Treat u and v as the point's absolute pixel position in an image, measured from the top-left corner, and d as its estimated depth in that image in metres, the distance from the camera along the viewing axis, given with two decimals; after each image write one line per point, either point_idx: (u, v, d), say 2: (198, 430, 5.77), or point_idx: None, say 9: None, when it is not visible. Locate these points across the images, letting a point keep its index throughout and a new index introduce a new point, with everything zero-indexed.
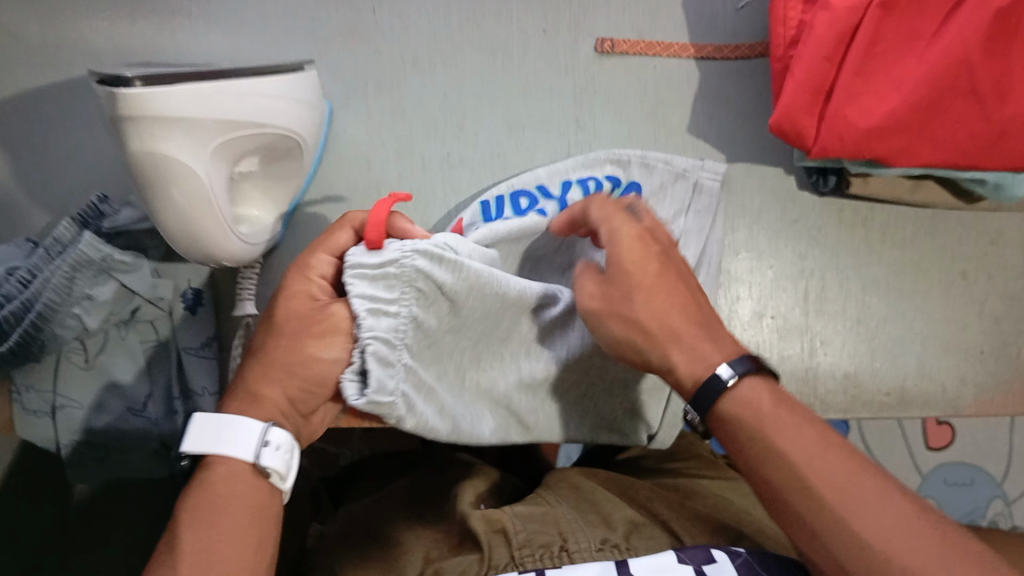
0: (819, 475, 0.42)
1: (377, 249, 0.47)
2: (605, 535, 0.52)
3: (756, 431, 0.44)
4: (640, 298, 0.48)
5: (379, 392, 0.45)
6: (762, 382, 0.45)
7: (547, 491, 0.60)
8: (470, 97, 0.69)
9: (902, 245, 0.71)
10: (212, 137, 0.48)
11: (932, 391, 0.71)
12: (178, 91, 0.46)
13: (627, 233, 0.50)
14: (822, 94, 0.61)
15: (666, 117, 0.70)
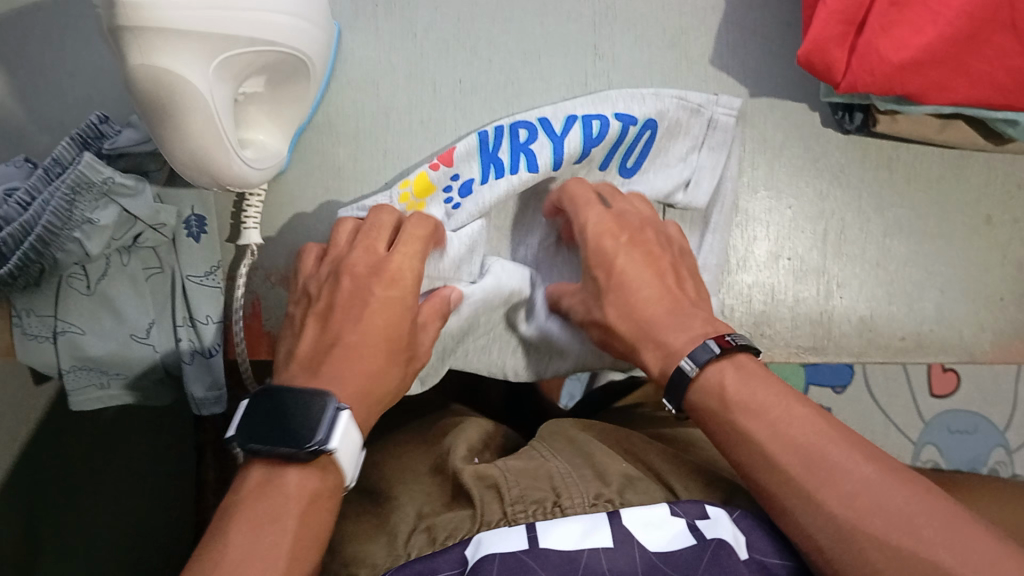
0: (786, 451, 0.45)
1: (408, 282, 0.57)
2: (599, 490, 0.49)
3: (722, 414, 0.48)
4: (615, 278, 0.57)
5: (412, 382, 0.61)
6: (726, 361, 0.50)
7: (541, 444, 0.57)
8: (485, 22, 0.66)
9: (927, 187, 0.69)
10: (219, 55, 0.46)
11: (949, 337, 0.70)
12: (183, 2, 0.43)
13: (600, 222, 0.58)
14: (855, 25, 0.58)
15: (689, 46, 0.67)
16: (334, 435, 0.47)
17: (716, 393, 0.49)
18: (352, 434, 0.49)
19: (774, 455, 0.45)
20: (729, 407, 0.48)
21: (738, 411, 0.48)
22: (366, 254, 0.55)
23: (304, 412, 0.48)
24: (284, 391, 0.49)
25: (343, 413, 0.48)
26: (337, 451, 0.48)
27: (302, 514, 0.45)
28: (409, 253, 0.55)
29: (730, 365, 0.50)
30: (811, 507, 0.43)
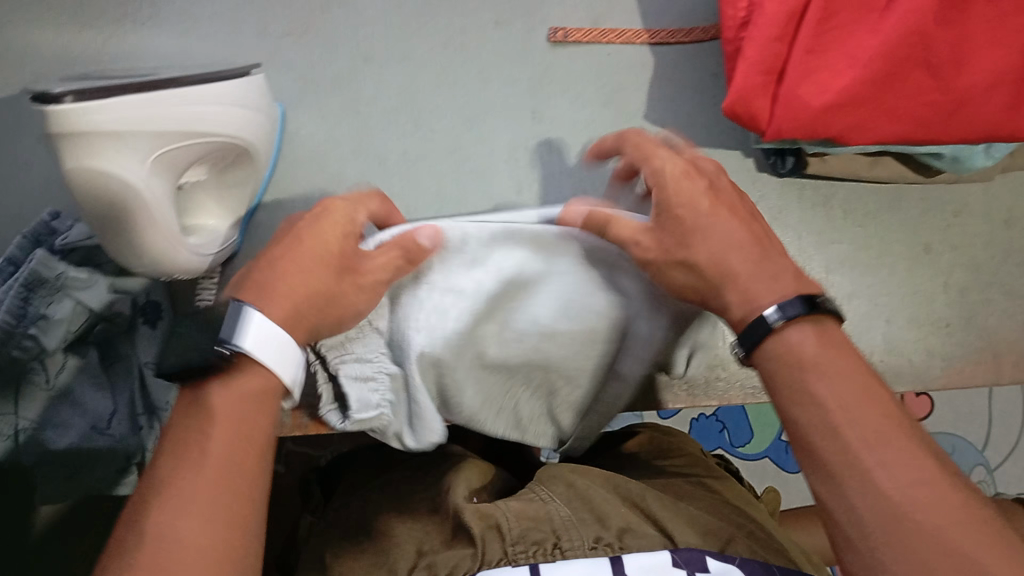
0: (846, 420, 0.43)
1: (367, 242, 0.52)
2: (599, 534, 0.53)
3: (796, 368, 0.46)
4: (697, 241, 0.50)
5: (361, 411, 0.54)
6: (812, 325, 0.47)
7: (541, 488, 0.60)
8: (426, 90, 0.68)
9: (865, 222, 0.71)
10: (155, 151, 0.48)
11: (901, 365, 0.70)
12: (115, 104, 0.45)
13: (669, 174, 0.52)
14: (775, 73, 0.60)
15: (624, 102, 0.70)
16: (246, 334, 0.45)
17: (791, 356, 0.46)
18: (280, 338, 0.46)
19: (833, 413, 0.44)
20: (790, 382, 0.46)
21: (793, 384, 0.46)
22: (337, 224, 0.50)
23: (231, 319, 0.46)
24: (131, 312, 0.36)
25: (253, 313, 0.45)
26: (256, 351, 0.45)
27: (226, 460, 0.42)
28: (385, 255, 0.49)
29: (797, 335, 0.46)
30: (832, 442, 0.43)
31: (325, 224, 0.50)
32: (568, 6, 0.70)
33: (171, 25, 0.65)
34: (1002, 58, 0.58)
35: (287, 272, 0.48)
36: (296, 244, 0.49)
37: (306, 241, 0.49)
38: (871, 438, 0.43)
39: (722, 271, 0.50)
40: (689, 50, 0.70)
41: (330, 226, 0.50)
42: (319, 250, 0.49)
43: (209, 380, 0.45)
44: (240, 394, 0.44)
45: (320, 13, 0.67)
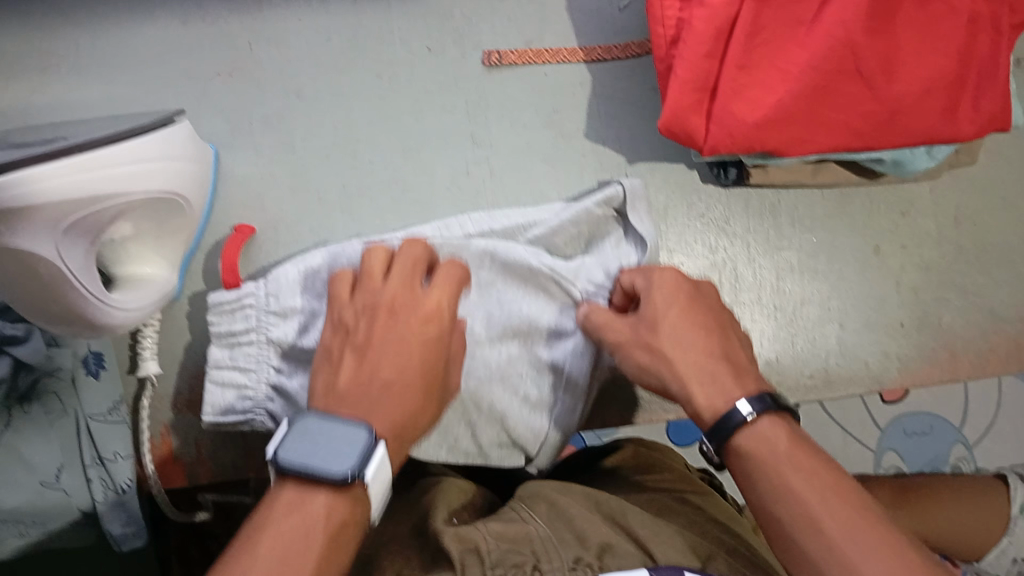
0: (829, 515, 0.42)
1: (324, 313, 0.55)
2: (578, 554, 0.53)
3: (768, 472, 0.45)
4: (665, 329, 0.53)
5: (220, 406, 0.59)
6: (772, 423, 0.46)
7: (522, 508, 0.61)
8: (362, 123, 0.67)
9: (813, 228, 0.71)
10: (59, 221, 0.47)
11: (855, 369, 0.71)
12: (21, 178, 0.44)
13: (664, 282, 0.55)
14: (708, 91, 0.60)
15: (563, 122, 0.69)
16: (370, 466, 0.44)
17: (768, 455, 0.45)
18: (382, 472, 0.46)
19: (816, 509, 0.43)
20: (762, 475, 0.45)
21: (767, 477, 0.45)
22: (403, 293, 0.52)
23: (341, 438, 0.44)
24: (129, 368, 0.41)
25: (378, 445, 0.45)
26: (370, 484, 0.44)
27: (324, 542, 0.41)
28: (441, 296, 0.53)
29: (766, 429, 0.46)
30: (813, 533, 0.42)
31: (411, 307, 0.52)
32: (502, 27, 0.69)
33: (96, 72, 0.64)
34: (931, 63, 0.58)
35: (392, 379, 0.49)
36: (386, 333, 0.51)
37: (394, 346, 0.50)
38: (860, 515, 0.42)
39: (657, 355, 0.53)
40: (626, 66, 0.69)
41: (419, 316, 0.52)
42: (418, 355, 0.50)
43: (318, 487, 0.43)
44: (331, 518, 0.42)
45: (248, 50, 0.66)
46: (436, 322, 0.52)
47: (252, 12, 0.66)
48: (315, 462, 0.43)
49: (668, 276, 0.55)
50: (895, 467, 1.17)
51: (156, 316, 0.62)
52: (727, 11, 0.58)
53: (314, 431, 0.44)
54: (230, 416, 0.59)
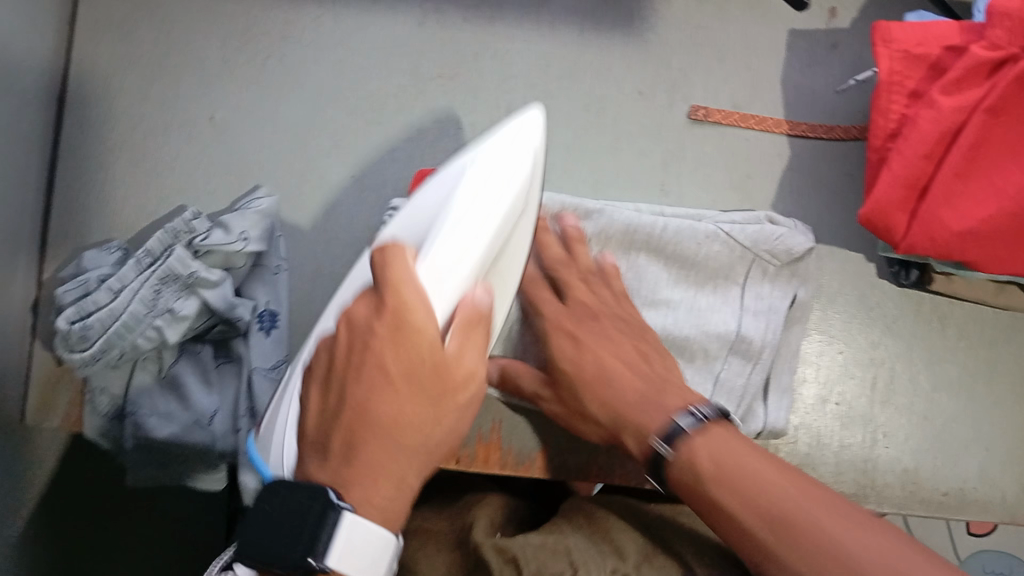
0: (768, 501, 0.47)
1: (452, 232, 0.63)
2: (616, 564, 0.55)
3: (701, 487, 0.50)
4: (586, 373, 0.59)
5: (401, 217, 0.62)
6: (696, 433, 0.51)
7: (564, 521, 0.61)
8: (561, 152, 0.69)
9: (978, 346, 0.70)
10: (509, 189, 0.52)
11: (992, 497, 0.69)
12: (533, 148, 0.53)
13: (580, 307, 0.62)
14: (917, 191, 0.60)
15: (753, 189, 0.70)
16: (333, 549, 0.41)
17: (690, 467, 0.50)
18: (372, 534, 0.42)
19: (747, 522, 0.47)
20: (708, 476, 0.49)
21: (712, 481, 0.49)
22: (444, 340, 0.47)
23: (294, 506, 0.41)
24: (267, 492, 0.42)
25: (345, 517, 0.41)
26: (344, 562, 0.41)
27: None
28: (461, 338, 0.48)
29: (701, 437, 0.51)
30: (728, 522, 0.48)
31: (386, 316, 0.46)
32: (714, 86, 0.71)
33: (330, 51, 0.69)
34: None
35: (371, 396, 0.46)
36: (360, 326, 0.47)
37: (370, 381, 0.46)
38: (796, 494, 0.47)
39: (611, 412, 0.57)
40: (826, 148, 0.71)
41: (397, 328, 0.46)
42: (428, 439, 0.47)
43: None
44: None
45: (473, 60, 0.69)
46: (416, 333, 0.46)
47: (484, 25, 0.70)
48: (281, 537, 0.41)
49: (560, 312, 0.62)
50: None
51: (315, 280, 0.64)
52: (955, 118, 0.59)
53: (278, 501, 0.42)
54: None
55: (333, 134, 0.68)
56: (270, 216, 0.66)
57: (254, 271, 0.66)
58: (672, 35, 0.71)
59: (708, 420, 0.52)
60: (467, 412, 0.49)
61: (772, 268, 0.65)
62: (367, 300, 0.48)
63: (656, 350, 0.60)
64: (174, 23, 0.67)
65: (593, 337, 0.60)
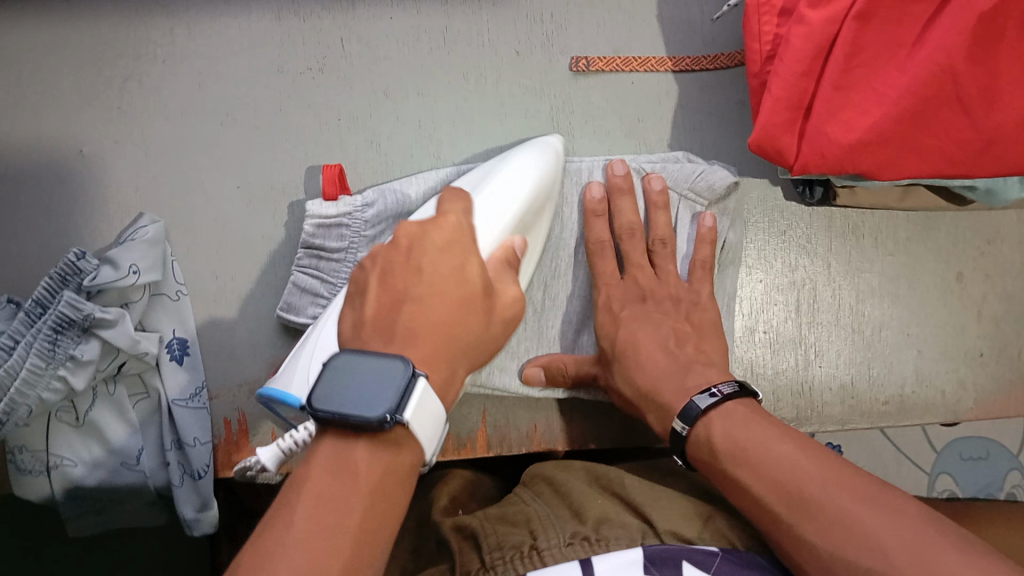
0: (791, 469, 0.48)
1: (332, 199, 0.61)
2: (575, 529, 0.55)
3: (715, 465, 0.51)
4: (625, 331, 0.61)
5: (319, 216, 0.61)
6: (715, 413, 0.52)
7: (524, 490, 0.61)
8: (447, 126, 0.68)
9: (896, 251, 0.70)
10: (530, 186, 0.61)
11: (932, 397, 0.69)
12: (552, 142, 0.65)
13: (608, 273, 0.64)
14: (801, 110, 0.59)
15: (646, 133, 0.69)
16: (409, 406, 0.44)
17: (706, 449, 0.52)
18: (429, 407, 0.46)
19: (762, 495, 0.48)
20: (724, 457, 0.51)
21: (725, 456, 0.50)
22: (449, 259, 0.53)
23: (376, 373, 0.44)
24: (347, 365, 0.45)
25: (417, 380, 0.45)
26: (414, 421, 0.45)
27: (378, 485, 0.43)
28: (457, 210, 0.56)
29: (717, 416, 0.52)
30: (741, 492, 0.50)
31: (444, 225, 0.54)
32: (591, 34, 0.69)
33: (192, 65, 0.66)
34: None
35: (422, 293, 0.50)
36: (418, 236, 0.53)
37: (428, 279, 0.51)
38: (806, 464, 0.48)
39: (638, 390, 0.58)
40: (712, 78, 0.70)
41: (447, 234, 0.54)
42: (457, 299, 0.51)
43: (357, 439, 0.44)
44: (398, 463, 0.45)
45: (339, 47, 0.67)
46: (462, 236, 0.55)
47: (344, 9, 0.67)
48: (345, 412, 0.43)
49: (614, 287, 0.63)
50: (949, 493, 1.00)
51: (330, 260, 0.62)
52: (825, 31, 0.57)
53: (342, 372, 0.45)
54: (302, 318, 0.62)
55: (210, 146, 0.66)
56: (160, 242, 0.63)
57: (155, 300, 0.63)
58: None
59: (727, 399, 0.53)
60: (494, 340, 0.54)
61: (700, 208, 0.67)
62: (417, 221, 0.54)
63: (642, 323, 0.61)
64: (25, 63, 0.65)
65: (633, 318, 0.61)
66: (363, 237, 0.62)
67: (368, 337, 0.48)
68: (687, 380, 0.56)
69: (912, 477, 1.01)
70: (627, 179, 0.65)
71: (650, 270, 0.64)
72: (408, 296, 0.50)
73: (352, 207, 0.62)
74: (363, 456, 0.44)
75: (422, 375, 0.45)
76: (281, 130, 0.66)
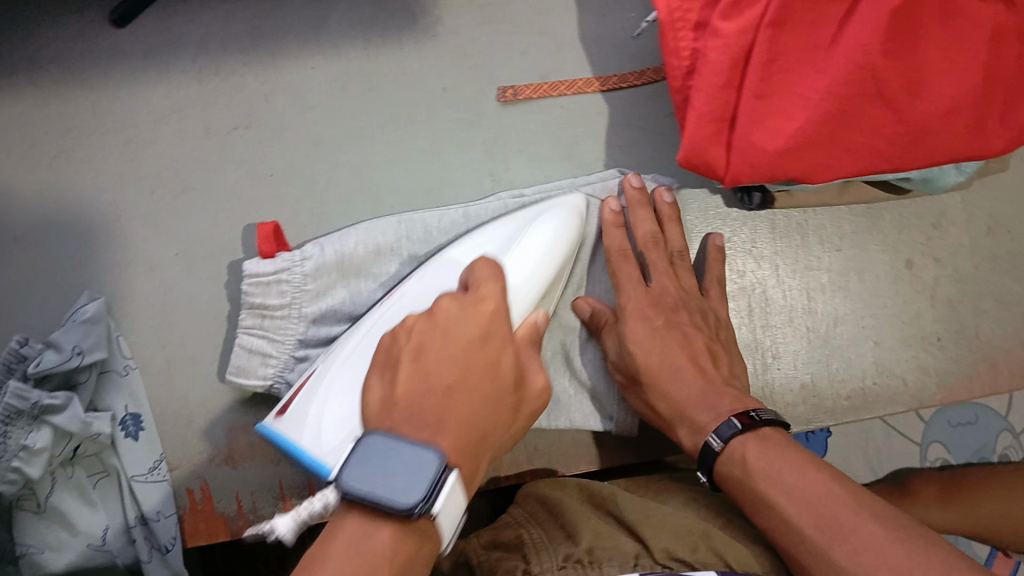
0: (820, 493, 0.47)
1: (269, 256, 0.61)
2: (568, 551, 0.55)
3: (747, 484, 0.51)
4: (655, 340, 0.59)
5: (256, 274, 0.60)
6: (751, 435, 0.52)
7: (516, 510, 0.62)
8: (380, 168, 0.67)
9: (842, 245, 0.70)
10: (555, 257, 0.60)
11: (894, 386, 0.69)
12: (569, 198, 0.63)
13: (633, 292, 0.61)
14: (726, 121, 0.58)
15: (583, 152, 0.68)
16: (439, 499, 0.41)
17: (740, 468, 0.51)
18: (456, 496, 0.43)
19: (792, 516, 0.48)
20: (757, 476, 0.50)
21: (758, 475, 0.50)
22: (471, 326, 0.49)
23: (408, 460, 0.41)
24: (387, 442, 0.42)
25: (451, 473, 0.42)
26: (439, 516, 0.42)
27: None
28: (490, 289, 0.51)
29: (753, 440, 0.52)
30: (772, 513, 0.49)
31: (481, 313, 0.50)
32: (516, 61, 0.68)
33: (117, 136, 0.66)
34: (957, 80, 0.56)
35: (455, 384, 0.46)
36: (456, 319, 0.49)
37: (452, 353, 0.47)
38: (837, 491, 0.47)
39: (667, 405, 0.57)
40: (642, 93, 0.69)
41: (481, 322, 0.49)
42: (482, 373, 0.47)
43: (383, 522, 0.41)
44: (420, 542, 0.42)
45: (264, 102, 0.67)
46: (498, 324, 0.50)
47: (265, 63, 0.67)
48: (375, 494, 0.40)
49: (641, 295, 0.61)
50: (941, 460, 1.02)
51: (277, 322, 0.61)
52: (740, 41, 0.57)
53: (377, 454, 0.42)
54: (253, 379, 0.61)
55: (144, 214, 0.65)
56: (103, 318, 0.63)
57: (104, 377, 0.63)
58: (460, 20, 0.69)
59: (764, 423, 0.53)
60: (511, 439, 0.50)
61: None
62: (455, 300, 0.50)
63: (672, 334, 0.59)
64: None
65: (668, 328, 0.60)
66: (304, 292, 0.61)
67: (380, 414, 0.45)
68: (719, 402, 0.55)
69: (902, 454, 1.02)
70: (643, 190, 0.64)
71: (675, 278, 0.63)
72: (432, 377, 0.46)
73: (290, 262, 0.61)
74: (386, 535, 0.41)
75: (456, 469, 0.42)
76: (213, 191, 0.66)
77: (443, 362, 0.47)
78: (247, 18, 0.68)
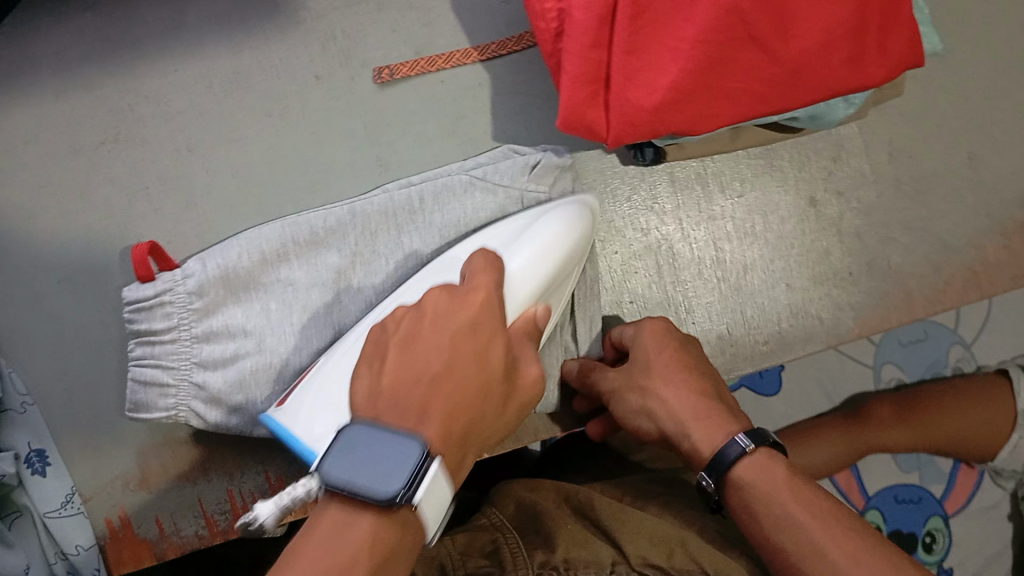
0: (839, 527, 0.46)
1: (146, 279, 0.57)
2: (545, 556, 0.54)
3: (764, 498, 0.48)
4: (662, 354, 0.57)
5: (138, 297, 0.57)
6: (767, 455, 0.50)
7: (491, 521, 0.60)
8: (261, 167, 0.65)
9: (743, 190, 0.69)
10: (563, 248, 0.58)
11: (810, 326, 0.69)
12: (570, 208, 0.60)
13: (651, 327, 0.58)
14: (601, 82, 0.57)
15: (469, 129, 0.67)
16: (421, 489, 0.39)
17: (759, 484, 0.49)
18: (441, 485, 0.41)
19: (812, 535, 0.46)
20: (779, 492, 0.48)
21: (778, 494, 0.48)
22: (465, 330, 0.45)
23: (390, 449, 0.39)
24: (365, 437, 0.39)
25: (433, 462, 0.39)
26: (421, 502, 0.39)
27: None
28: (484, 281, 0.49)
29: (769, 456, 0.50)
30: (788, 534, 0.47)
31: (473, 301, 0.47)
32: (387, 41, 0.66)
33: None
34: (826, 13, 0.55)
35: (443, 370, 0.43)
36: (446, 311, 0.46)
37: (448, 346, 0.44)
38: (851, 527, 0.46)
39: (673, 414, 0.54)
40: (522, 59, 0.67)
41: (475, 314, 0.46)
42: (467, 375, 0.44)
43: (361, 511, 0.38)
44: (403, 533, 0.39)
45: (130, 112, 0.64)
46: (488, 316, 0.46)
47: (126, 75, 0.64)
48: (356, 488, 0.38)
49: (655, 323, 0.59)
50: (897, 381, 0.96)
51: (168, 349, 0.58)
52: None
53: (361, 443, 0.39)
54: (155, 413, 0.59)
55: (23, 240, 0.63)
56: None
57: (2, 416, 0.61)
58: (324, 6, 0.66)
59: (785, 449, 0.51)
60: (504, 425, 0.47)
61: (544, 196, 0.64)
62: (447, 291, 0.47)
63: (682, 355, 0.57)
64: None
65: (679, 356, 0.57)
66: (191, 310, 0.58)
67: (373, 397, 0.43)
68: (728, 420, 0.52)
69: (854, 381, 0.96)
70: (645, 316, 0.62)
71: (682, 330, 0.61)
72: (430, 389, 0.43)
73: (171, 284, 0.58)
74: (360, 526, 0.38)
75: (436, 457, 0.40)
76: (89, 211, 0.64)
77: (442, 371, 0.44)
78: (99, 31, 0.64)
